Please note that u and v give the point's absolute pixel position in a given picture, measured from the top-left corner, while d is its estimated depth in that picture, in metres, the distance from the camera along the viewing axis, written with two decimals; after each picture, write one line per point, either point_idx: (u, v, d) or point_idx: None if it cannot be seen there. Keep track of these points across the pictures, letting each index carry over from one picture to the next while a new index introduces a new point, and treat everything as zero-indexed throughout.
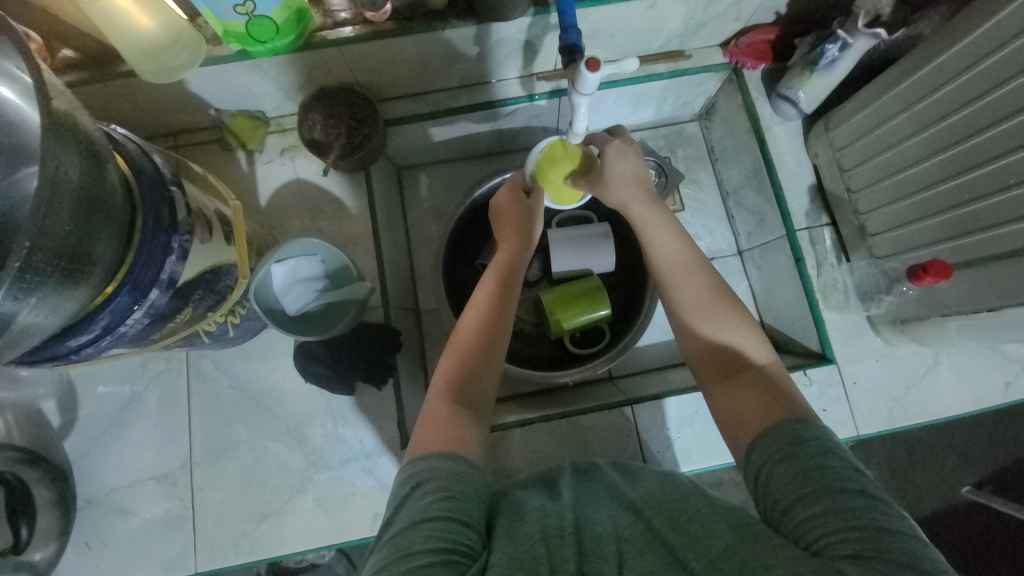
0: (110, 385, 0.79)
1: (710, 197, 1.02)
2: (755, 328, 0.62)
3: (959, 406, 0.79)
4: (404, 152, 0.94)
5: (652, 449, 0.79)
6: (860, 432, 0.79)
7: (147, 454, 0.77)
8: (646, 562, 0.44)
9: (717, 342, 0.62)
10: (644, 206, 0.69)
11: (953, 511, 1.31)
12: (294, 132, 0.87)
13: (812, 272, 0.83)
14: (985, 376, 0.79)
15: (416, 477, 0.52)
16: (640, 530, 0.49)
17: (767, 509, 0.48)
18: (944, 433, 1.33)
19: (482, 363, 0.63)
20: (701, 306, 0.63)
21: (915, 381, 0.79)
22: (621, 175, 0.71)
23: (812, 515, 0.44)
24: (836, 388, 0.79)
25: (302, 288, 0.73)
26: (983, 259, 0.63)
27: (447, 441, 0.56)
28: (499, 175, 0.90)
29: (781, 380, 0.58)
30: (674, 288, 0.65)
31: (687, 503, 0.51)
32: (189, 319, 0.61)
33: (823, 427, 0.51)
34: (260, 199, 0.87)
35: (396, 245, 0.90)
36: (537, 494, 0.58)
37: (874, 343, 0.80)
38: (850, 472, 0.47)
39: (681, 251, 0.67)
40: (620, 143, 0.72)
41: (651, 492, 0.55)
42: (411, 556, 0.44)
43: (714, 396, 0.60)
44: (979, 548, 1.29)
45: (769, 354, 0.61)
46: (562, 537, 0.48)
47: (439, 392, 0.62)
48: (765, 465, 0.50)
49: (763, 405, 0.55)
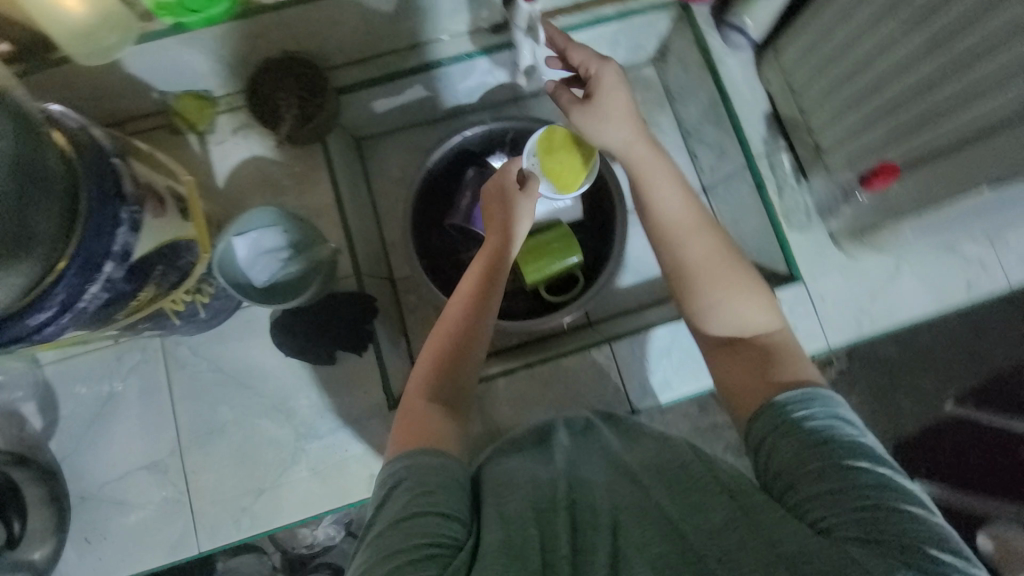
0: (88, 382, 0.79)
1: (672, 139, 1.02)
2: (767, 296, 0.61)
3: (923, 307, 0.82)
4: (360, 121, 0.92)
5: (634, 382, 0.82)
6: (831, 344, 0.82)
7: (135, 444, 0.77)
8: (644, 532, 0.47)
9: (722, 311, 0.61)
10: (645, 156, 0.66)
11: (939, 427, 1.37)
12: (244, 110, 0.85)
13: (774, 196, 0.84)
14: (946, 278, 0.82)
15: (397, 475, 0.53)
16: (637, 498, 0.52)
17: (770, 480, 0.51)
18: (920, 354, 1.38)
19: (458, 358, 0.63)
20: (712, 270, 0.61)
21: (880, 289, 0.81)
22: (618, 113, 0.67)
23: (817, 491, 0.47)
24: (804, 305, 0.81)
25: (268, 260, 0.73)
26: (926, 154, 0.65)
27: (429, 440, 0.56)
28: (459, 134, 0.89)
29: (784, 345, 0.59)
30: (680, 251, 0.63)
31: (685, 467, 0.54)
32: (152, 297, 0.60)
33: (826, 395, 0.53)
34: (217, 181, 0.85)
35: (362, 215, 0.89)
36: (528, 458, 0.62)
37: (839, 259, 0.82)
38: (856, 446, 0.48)
39: (685, 213, 0.64)
40: (616, 72, 0.67)
41: (650, 455, 0.59)
42: (394, 555, 0.46)
43: (714, 363, 0.61)
44: (960, 459, 1.36)
45: (775, 318, 0.61)
46: (553, 512, 0.51)
47: (417, 391, 0.62)
48: (767, 436, 0.52)
49: (758, 375, 0.57)
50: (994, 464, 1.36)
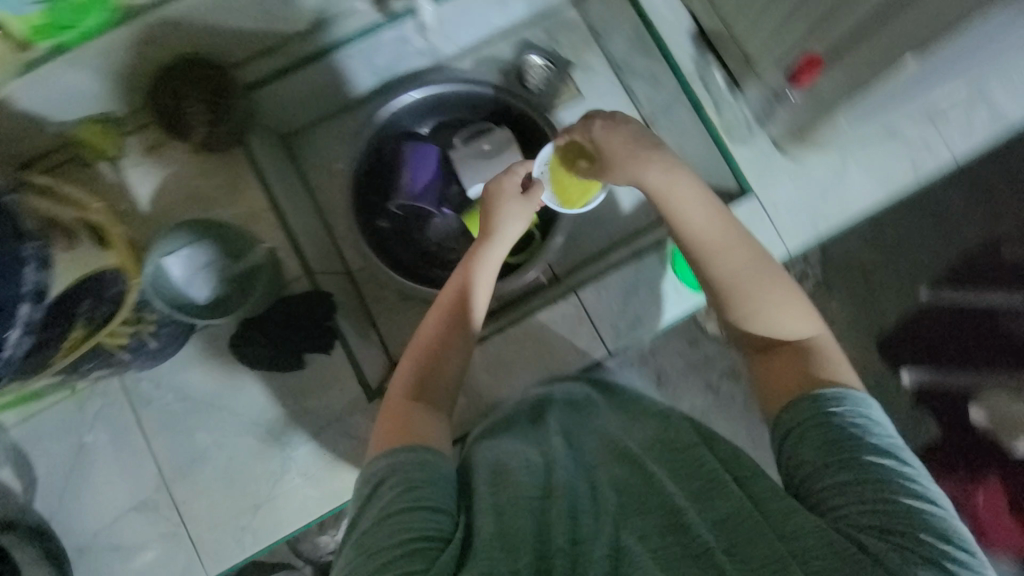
0: (53, 438, 0.76)
1: (604, 76, 0.97)
2: (804, 300, 0.64)
3: (874, 196, 0.82)
4: (279, 116, 0.86)
5: (607, 326, 0.83)
6: (790, 249, 0.82)
7: (118, 488, 0.76)
8: (649, 521, 0.50)
9: (762, 317, 0.63)
10: (665, 180, 0.64)
11: (920, 315, 1.40)
12: (153, 128, 0.81)
13: (711, 113, 0.84)
14: (893, 163, 0.82)
15: (381, 473, 0.55)
16: (637, 482, 0.55)
17: (791, 466, 0.55)
18: (890, 249, 1.42)
19: (436, 362, 0.67)
20: (746, 278, 0.63)
21: (829, 187, 0.82)
22: (621, 150, 0.66)
23: (837, 483, 0.51)
24: (760, 216, 0.81)
25: (205, 275, 0.72)
26: (843, 40, 0.63)
27: (411, 435, 0.59)
28: (386, 109, 0.85)
29: (825, 351, 0.61)
30: (710, 263, 0.64)
31: (695, 455, 0.58)
32: (84, 333, 0.59)
33: (857, 395, 0.56)
34: (141, 206, 0.81)
35: (300, 210, 0.84)
36: (519, 444, 0.64)
37: (785, 164, 0.82)
38: (883, 446, 0.52)
39: (712, 226, 0.64)
40: (605, 120, 0.68)
41: (648, 441, 0.63)
42: (379, 552, 0.48)
43: (753, 365, 0.64)
44: (947, 339, 1.39)
45: (812, 324, 0.63)
46: (547, 504, 0.53)
47: (400, 390, 0.66)
48: (794, 427, 0.55)
49: (801, 372, 0.59)
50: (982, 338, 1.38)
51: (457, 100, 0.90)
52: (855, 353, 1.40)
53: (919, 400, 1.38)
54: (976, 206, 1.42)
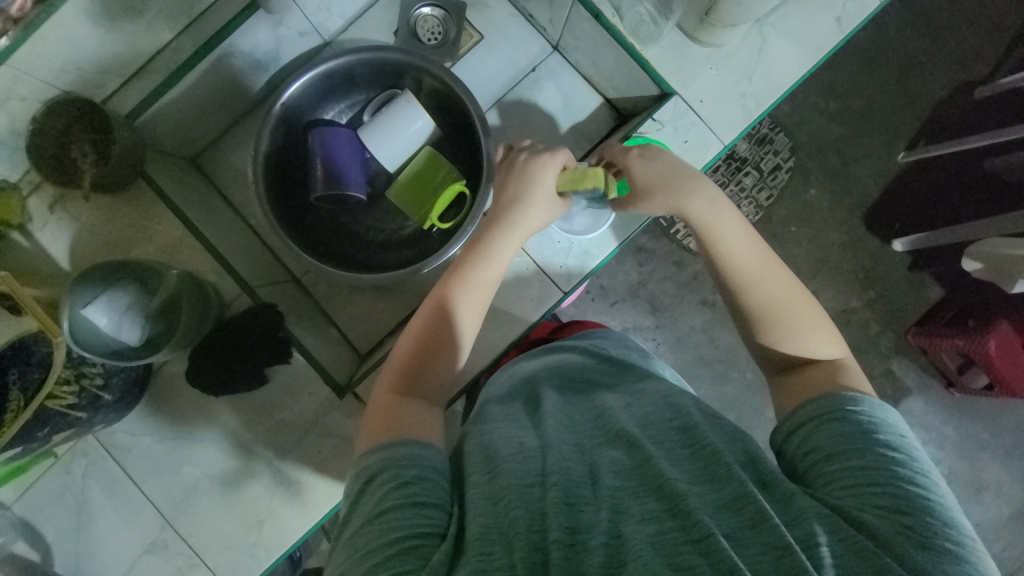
0: (49, 506, 0.76)
1: (504, 8, 0.90)
2: (832, 328, 0.65)
3: (804, 63, 0.77)
4: (175, 137, 0.84)
5: (556, 268, 0.86)
6: (727, 142, 0.80)
7: (125, 538, 0.77)
8: (641, 508, 0.48)
9: (795, 338, 0.64)
10: (706, 203, 0.68)
11: (901, 180, 1.35)
12: (49, 182, 0.76)
13: (614, 19, 0.77)
14: (815, 22, 0.77)
15: (376, 466, 0.55)
16: (635, 467, 0.53)
17: (799, 458, 0.54)
18: (858, 119, 1.35)
19: (420, 362, 0.66)
20: (775, 302, 0.65)
21: (754, 66, 0.78)
22: (658, 176, 0.70)
23: (847, 468, 0.50)
24: (687, 117, 0.79)
25: (131, 318, 0.72)
26: None
27: (401, 431, 0.59)
28: (278, 102, 0.79)
29: (855, 372, 0.61)
30: (750, 288, 0.66)
31: (693, 429, 0.56)
32: (22, 401, 0.63)
33: (874, 401, 0.55)
34: (64, 262, 0.79)
35: (226, 228, 0.81)
36: (511, 424, 0.62)
37: (702, 53, 0.78)
38: (895, 440, 0.51)
39: (753, 251, 0.67)
40: (638, 154, 0.71)
41: (647, 416, 0.60)
42: (373, 552, 0.48)
43: (781, 386, 0.64)
44: (931, 197, 1.35)
45: (840, 346, 0.65)
46: (536, 488, 0.51)
47: (386, 386, 0.65)
48: (808, 422, 0.56)
49: (829, 377, 0.60)
50: (969, 187, 1.33)
51: (349, 72, 0.84)
52: (842, 233, 1.36)
53: (914, 264, 1.35)
54: (939, 52, 1.34)
